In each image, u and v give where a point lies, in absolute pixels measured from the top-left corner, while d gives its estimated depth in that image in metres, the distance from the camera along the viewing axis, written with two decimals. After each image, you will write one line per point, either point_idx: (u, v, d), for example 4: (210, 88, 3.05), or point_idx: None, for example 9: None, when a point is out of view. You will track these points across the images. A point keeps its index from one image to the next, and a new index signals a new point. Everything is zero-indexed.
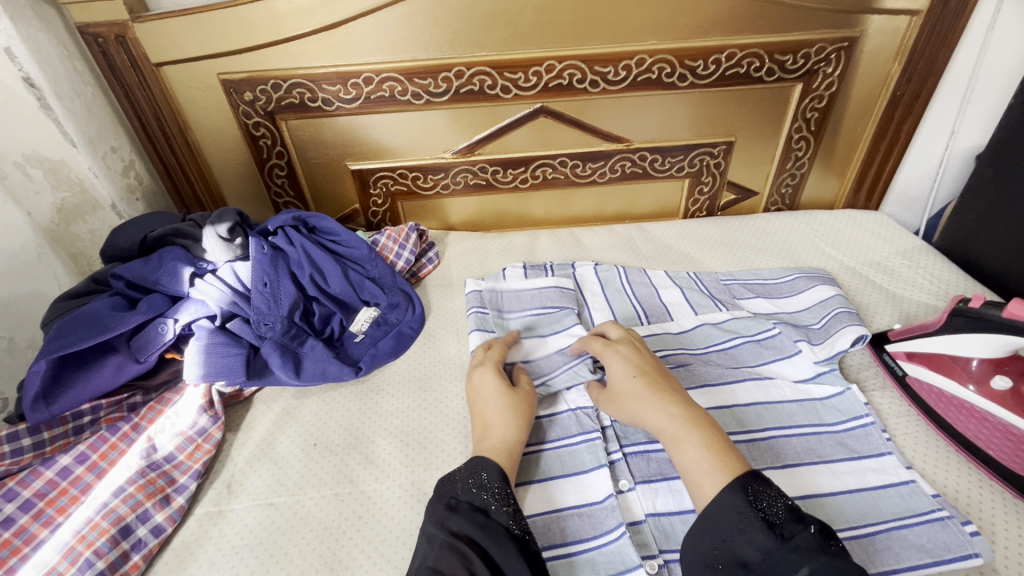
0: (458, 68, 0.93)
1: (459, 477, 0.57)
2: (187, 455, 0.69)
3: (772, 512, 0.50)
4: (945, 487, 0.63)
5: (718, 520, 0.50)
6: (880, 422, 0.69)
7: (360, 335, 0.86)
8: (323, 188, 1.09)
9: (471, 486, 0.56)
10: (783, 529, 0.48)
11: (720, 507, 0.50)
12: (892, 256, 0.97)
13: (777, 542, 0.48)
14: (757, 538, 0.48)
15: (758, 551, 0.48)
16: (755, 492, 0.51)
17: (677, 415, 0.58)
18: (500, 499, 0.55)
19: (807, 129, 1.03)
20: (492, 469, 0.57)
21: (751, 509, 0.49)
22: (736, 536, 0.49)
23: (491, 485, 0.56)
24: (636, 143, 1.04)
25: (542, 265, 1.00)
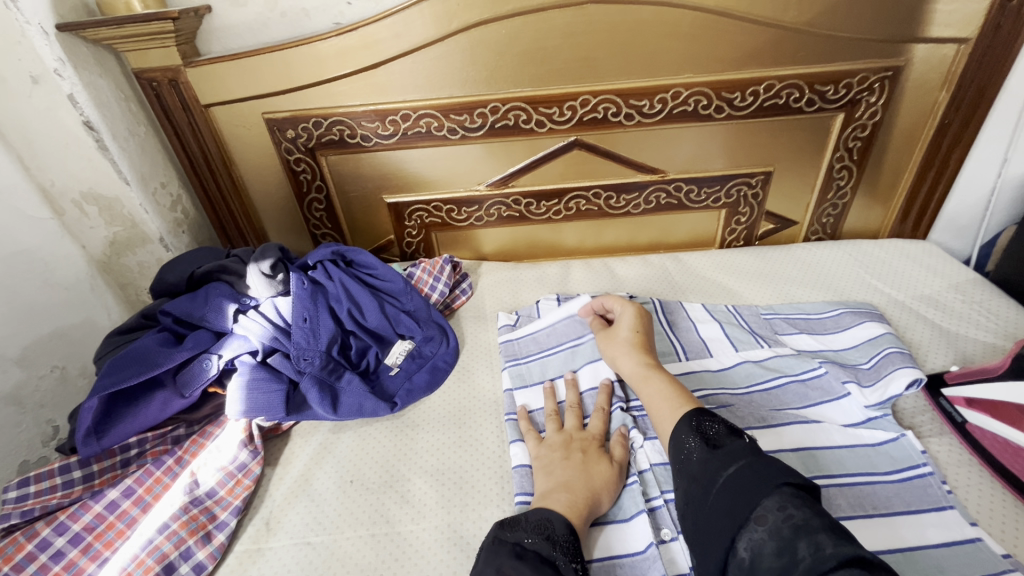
0: (494, 104, 0.94)
1: (524, 525, 0.56)
2: (228, 490, 0.70)
3: (711, 432, 0.54)
4: (1014, 546, 0.59)
5: (673, 449, 0.56)
6: (939, 473, 0.66)
7: (395, 368, 0.87)
8: (359, 220, 1.10)
9: (539, 536, 0.54)
10: (717, 441, 0.53)
11: (673, 438, 0.57)
12: (944, 290, 0.93)
13: (710, 451, 0.52)
14: (696, 451, 0.53)
15: (698, 463, 0.52)
16: (698, 420, 0.56)
17: (644, 365, 0.73)
18: (569, 554, 0.53)
19: (849, 158, 1.00)
20: (563, 523, 0.56)
21: (691, 431, 0.55)
22: (684, 457, 0.54)
23: (560, 539, 0.54)
24: (671, 174, 1.03)
25: (576, 298, 0.99)
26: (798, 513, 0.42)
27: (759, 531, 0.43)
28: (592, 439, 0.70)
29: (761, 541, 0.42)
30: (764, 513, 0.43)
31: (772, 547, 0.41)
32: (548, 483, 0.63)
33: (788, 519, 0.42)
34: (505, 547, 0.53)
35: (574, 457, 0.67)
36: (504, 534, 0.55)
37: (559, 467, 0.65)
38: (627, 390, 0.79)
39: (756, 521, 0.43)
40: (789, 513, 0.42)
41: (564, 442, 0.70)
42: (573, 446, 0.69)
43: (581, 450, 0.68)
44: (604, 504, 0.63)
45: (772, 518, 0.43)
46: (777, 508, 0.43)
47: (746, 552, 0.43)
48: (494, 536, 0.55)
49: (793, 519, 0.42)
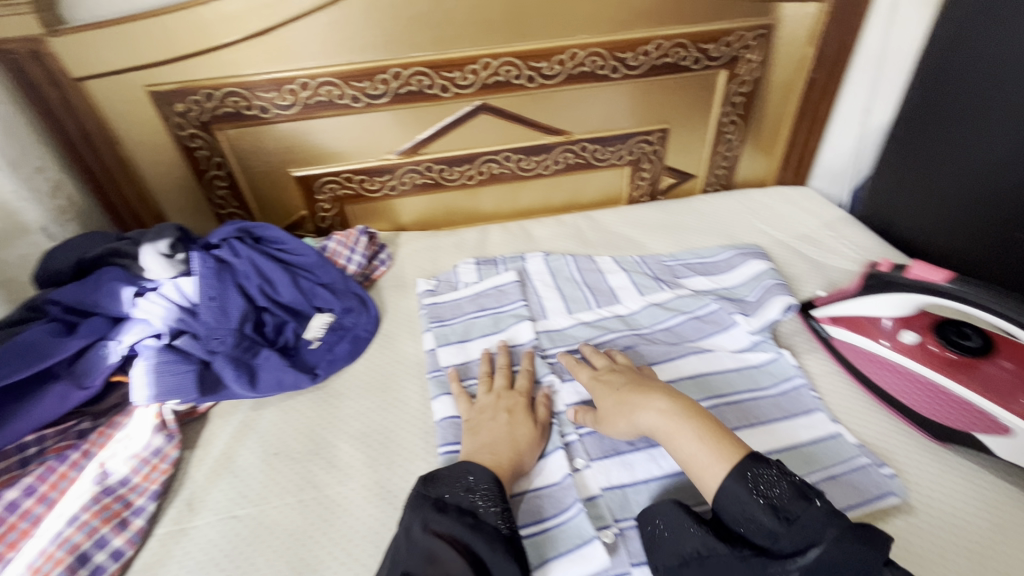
0: (395, 70, 0.93)
1: (446, 482, 0.59)
2: (143, 476, 0.68)
3: (773, 494, 0.51)
4: (867, 437, 0.68)
5: (725, 504, 0.53)
6: (810, 383, 0.75)
7: (316, 341, 0.87)
8: (267, 196, 1.07)
9: (458, 489, 0.58)
10: (786, 512, 0.50)
11: (725, 495, 0.53)
12: (818, 228, 1.04)
13: (783, 525, 0.50)
14: (763, 522, 0.50)
15: (767, 536, 0.50)
16: (753, 476, 0.52)
17: (667, 411, 0.60)
18: (488, 499, 0.57)
19: (735, 112, 1.09)
20: (482, 472, 0.60)
21: (751, 495, 0.51)
22: (744, 523, 0.51)
23: (480, 487, 0.58)
24: (576, 135, 1.07)
25: (493, 260, 1.02)
26: None
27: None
28: (520, 397, 0.73)
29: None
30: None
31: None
32: (470, 444, 0.66)
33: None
34: (426, 503, 0.56)
35: (503, 414, 0.70)
36: (425, 490, 0.58)
37: (484, 426, 0.68)
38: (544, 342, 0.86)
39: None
40: None
41: (494, 403, 0.72)
42: (500, 406, 0.72)
43: (507, 410, 0.71)
44: (526, 462, 0.66)
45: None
46: None
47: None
48: (417, 492, 0.58)
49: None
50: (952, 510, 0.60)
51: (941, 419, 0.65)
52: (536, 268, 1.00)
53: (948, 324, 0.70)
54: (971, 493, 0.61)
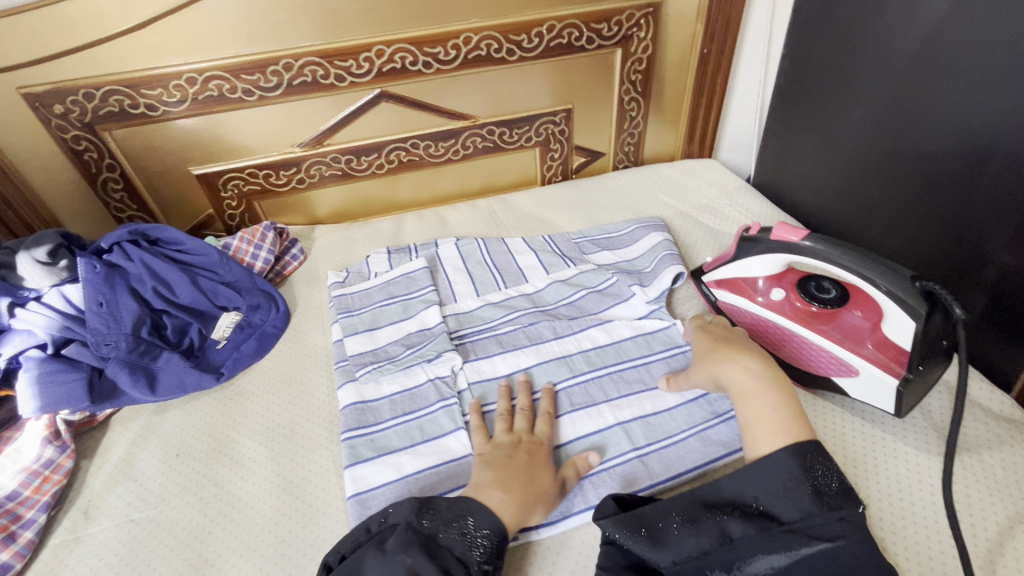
0: (286, 61, 0.92)
1: (444, 517, 0.56)
2: (34, 489, 0.67)
3: (827, 483, 0.54)
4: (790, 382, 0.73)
5: (769, 478, 0.54)
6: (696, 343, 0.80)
7: (222, 341, 0.86)
8: (169, 197, 1.04)
9: (454, 531, 0.55)
10: (830, 500, 0.52)
11: (774, 465, 0.54)
12: (718, 198, 1.09)
13: (819, 508, 0.52)
14: (802, 500, 0.52)
15: (799, 512, 0.52)
16: (813, 459, 0.54)
17: (756, 372, 0.63)
18: (483, 555, 0.54)
19: (635, 89, 1.12)
20: (484, 516, 0.56)
21: (804, 472, 0.53)
22: (780, 499, 0.53)
23: (476, 535, 0.55)
24: (481, 119, 1.09)
25: (406, 248, 1.03)
26: None
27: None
28: (541, 443, 0.66)
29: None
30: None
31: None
32: (487, 482, 0.60)
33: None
34: (417, 540, 0.53)
35: (523, 460, 0.63)
36: (417, 522, 0.55)
37: (501, 465, 0.62)
38: (451, 324, 0.87)
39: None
40: None
41: (512, 442, 0.66)
42: (519, 448, 0.65)
43: (526, 452, 0.64)
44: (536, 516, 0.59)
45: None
46: None
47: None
48: (411, 525, 0.55)
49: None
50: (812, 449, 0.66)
51: (804, 365, 0.71)
52: (447, 252, 1.01)
53: (811, 278, 0.75)
54: (831, 432, 0.67)
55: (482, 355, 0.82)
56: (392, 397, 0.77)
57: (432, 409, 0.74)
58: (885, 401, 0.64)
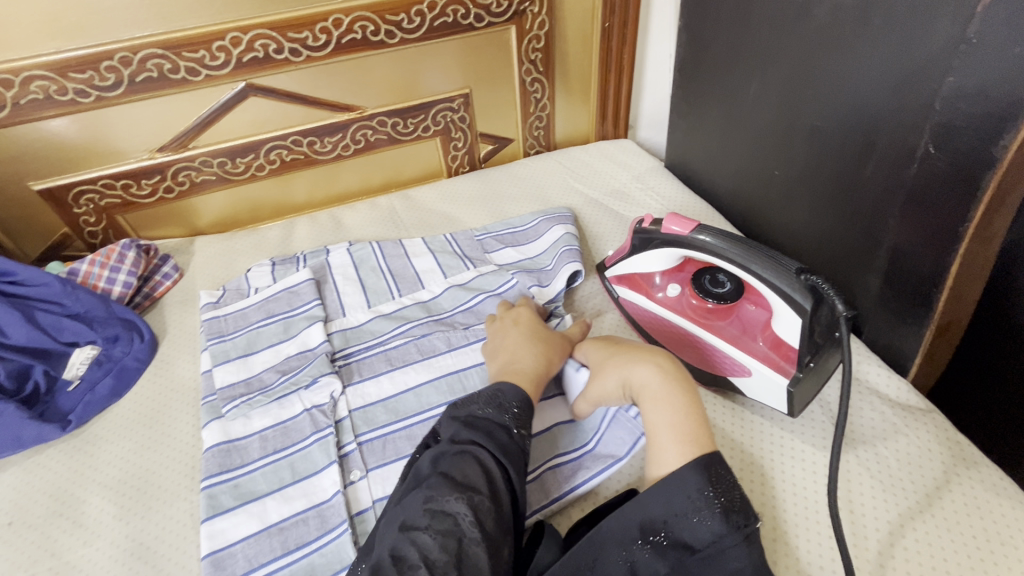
0: (122, 55, 0.80)
1: (480, 399, 0.57)
2: None
3: (732, 496, 0.48)
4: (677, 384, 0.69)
5: (675, 500, 0.47)
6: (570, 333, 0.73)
7: (74, 381, 0.76)
8: (10, 217, 0.90)
9: (489, 407, 0.56)
10: (737, 515, 0.46)
11: (674, 487, 0.48)
12: (629, 181, 1.04)
13: (728, 528, 0.46)
14: (712, 522, 0.46)
15: (709, 536, 0.46)
16: (714, 472, 0.48)
17: (668, 375, 0.56)
18: (518, 421, 0.56)
19: (536, 69, 1.05)
20: (513, 392, 0.58)
21: (707, 490, 0.47)
22: (687, 521, 0.47)
23: (509, 405, 0.57)
24: (369, 109, 0.99)
25: (293, 258, 0.93)
26: None
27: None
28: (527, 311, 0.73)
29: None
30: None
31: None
32: (501, 362, 0.65)
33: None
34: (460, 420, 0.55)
35: (521, 331, 0.69)
36: (458, 413, 0.57)
37: (503, 349, 0.67)
38: (336, 342, 0.79)
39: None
40: None
41: (503, 323, 0.72)
42: (515, 324, 0.71)
43: (520, 324, 0.71)
44: (555, 365, 0.66)
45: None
46: None
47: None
48: (447, 414, 0.57)
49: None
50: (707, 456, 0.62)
51: (700, 364, 0.67)
52: (337, 259, 0.92)
53: (706, 271, 0.70)
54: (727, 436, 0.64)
55: (367, 376, 0.74)
56: (263, 432, 0.69)
57: (304, 443, 0.67)
58: (778, 401, 0.60)
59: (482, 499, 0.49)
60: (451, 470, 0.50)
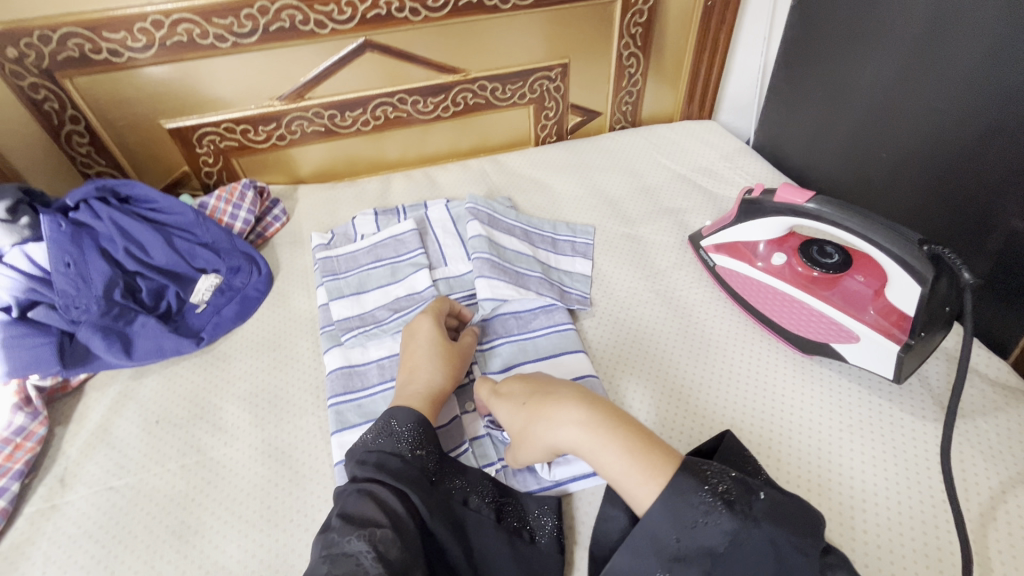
0: (261, 4, 0.85)
1: (374, 429, 0.56)
2: (5, 457, 0.64)
3: (725, 485, 0.45)
4: (753, 355, 0.72)
5: (671, 514, 0.44)
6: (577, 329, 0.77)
7: (201, 304, 0.82)
8: (140, 152, 0.98)
9: (382, 437, 0.55)
10: (739, 506, 0.44)
11: (671, 494, 0.45)
12: (717, 160, 1.06)
13: (739, 521, 0.43)
14: (716, 521, 0.43)
15: (722, 535, 0.43)
16: (702, 470, 0.46)
17: (586, 421, 0.51)
18: (412, 442, 0.55)
19: (634, 44, 1.07)
20: (405, 414, 0.57)
21: (701, 488, 0.44)
22: (695, 525, 0.44)
23: (401, 431, 0.56)
24: (472, 73, 1.03)
25: (394, 209, 0.98)
26: None
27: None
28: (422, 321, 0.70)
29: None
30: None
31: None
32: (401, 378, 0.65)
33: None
34: (354, 457, 0.54)
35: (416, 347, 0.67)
36: (359, 446, 0.55)
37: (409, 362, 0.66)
38: (442, 288, 0.84)
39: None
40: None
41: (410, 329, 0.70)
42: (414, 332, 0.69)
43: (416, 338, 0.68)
44: (451, 382, 0.64)
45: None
46: None
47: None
48: (351, 450, 0.56)
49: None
50: (803, 413, 0.65)
51: (804, 332, 0.70)
52: (437, 213, 0.96)
53: (813, 242, 0.73)
54: (824, 397, 0.66)
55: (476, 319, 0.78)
56: (380, 361, 0.74)
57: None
58: (885, 367, 0.63)
59: (382, 531, 0.46)
60: (348, 509, 0.48)
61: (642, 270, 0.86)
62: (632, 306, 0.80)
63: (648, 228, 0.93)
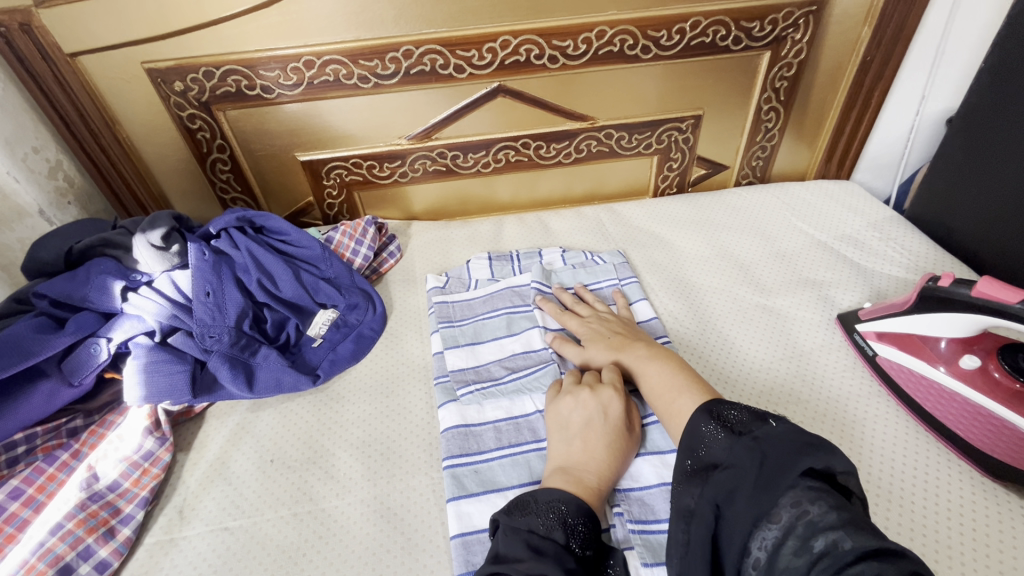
0: (407, 48, 0.86)
1: (535, 505, 0.52)
2: (133, 481, 0.65)
3: (733, 414, 0.49)
4: (928, 472, 0.61)
5: (684, 433, 0.50)
6: None
7: (318, 339, 0.82)
8: (273, 182, 1.02)
9: (554, 524, 0.50)
10: (739, 427, 0.47)
11: (688, 423, 0.51)
12: (864, 228, 0.96)
13: (734, 437, 0.46)
14: (717, 438, 0.47)
15: (721, 449, 0.46)
16: (717, 405, 0.51)
17: (676, 380, 0.61)
18: (583, 541, 0.50)
19: (776, 98, 1.00)
20: (579, 504, 0.52)
21: (711, 419, 0.49)
22: (702, 442, 0.48)
23: (573, 523, 0.51)
24: (601, 121, 0.99)
25: (508, 255, 0.94)
26: (815, 509, 0.39)
27: (773, 529, 0.40)
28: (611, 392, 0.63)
29: (776, 540, 0.40)
30: (778, 510, 0.41)
31: (789, 547, 0.39)
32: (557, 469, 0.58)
33: (803, 517, 0.39)
34: (522, 534, 0.49)
35: (598, 419, 0.61)
36: (514, 521, 0.51)
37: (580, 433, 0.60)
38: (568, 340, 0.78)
39: (770, 517, 0.41)
40: (805, 509, 0.39)
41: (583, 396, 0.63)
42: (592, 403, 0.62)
43: (601, 413, 0.61)
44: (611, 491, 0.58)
45: (786, 515, 0.40)
46: (791, 504, 0.40)
47: (760, 550, 0.40)
48: (504, 517, 0.51)
49: (808, 516, 0.39)
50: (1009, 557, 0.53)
51: (1004, 456, 0.59)
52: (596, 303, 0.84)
53: (1018, 347, 0.62)
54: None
55: None
56: (497, 424, 0.69)
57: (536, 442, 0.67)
58: None
59: None
60: None
61: (785, 349, 0.77)
62: (765, 393, 0.71)
63: (788, 301, 0.84)
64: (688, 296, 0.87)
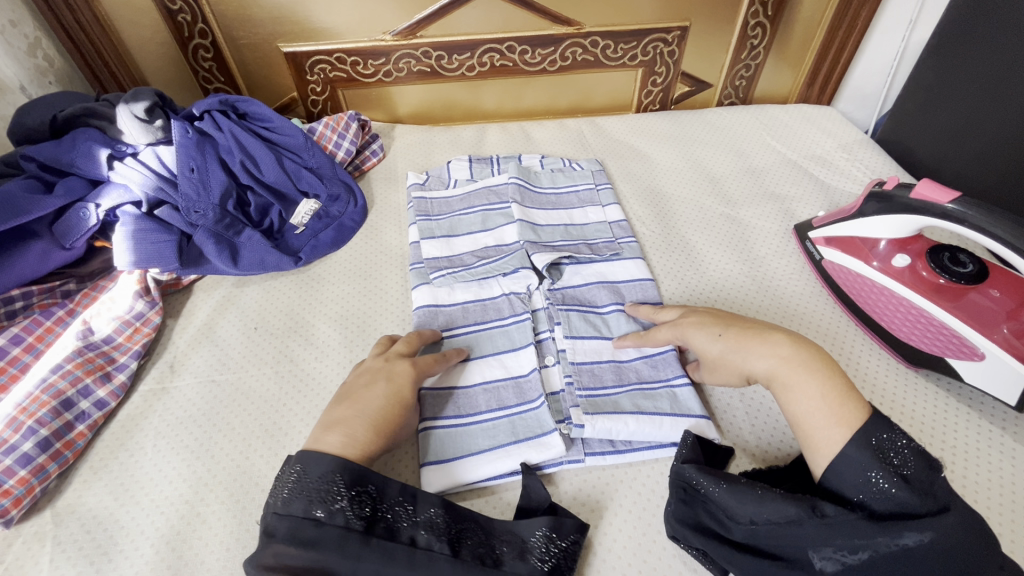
0: None
1: (288, 478, 0.50)
2: (126, 337, 0.70)
3: (900, 461, 0.47)
4: (852, 358, 0.68)
5: (846, 470, 0.47)
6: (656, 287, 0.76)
7: (301, 227, 0.85)
8: (256, 74, 1.02)
9: (291, 492, 0.49)
10: (917, 481, 0.45)
11: (845, 459, 0.48)
12: (834, 149, 0.99)
13: (919, 497, 0.44)
14: (890, 491, 0.45)
15: (898, 505, 0.45)
16: (882, 443, 0.47)
17: None
18: (333, 495, 0.48)
19: (763, 13, 1.00)
20: (318, 461, 0.50)
21: (880, 461, 0.46)
22: (866, 490, 0.46)
23: (312, 483, 0.49)
24: (587, 27, 0.99)
25: (488, 159, 0.97)
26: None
27: None
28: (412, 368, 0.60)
29: None
30: None
31: None
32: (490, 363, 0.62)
33: None
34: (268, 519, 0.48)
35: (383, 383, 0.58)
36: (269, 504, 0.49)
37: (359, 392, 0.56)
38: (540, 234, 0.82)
39: None
40: None
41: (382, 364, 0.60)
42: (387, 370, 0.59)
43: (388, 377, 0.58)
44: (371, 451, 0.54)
45: None
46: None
47: None
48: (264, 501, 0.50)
49: None
50: (905, 420, 0.62)
51: (916, 342, 0.66)
52: (567, 206, 0.88)
53: (944, 248, 0.68)
54: (923, 409, 0.63)
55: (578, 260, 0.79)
56: (465, 304, 0.75)
57: (478, 454, 0.60)
58: (1008, 390, 0.60)
59: None
60: None
61: (742, 253, 0.82)
62: (718, 289, 0.77)
63: (751, 212, 0.88)
64: (658, 204, 0.91)
